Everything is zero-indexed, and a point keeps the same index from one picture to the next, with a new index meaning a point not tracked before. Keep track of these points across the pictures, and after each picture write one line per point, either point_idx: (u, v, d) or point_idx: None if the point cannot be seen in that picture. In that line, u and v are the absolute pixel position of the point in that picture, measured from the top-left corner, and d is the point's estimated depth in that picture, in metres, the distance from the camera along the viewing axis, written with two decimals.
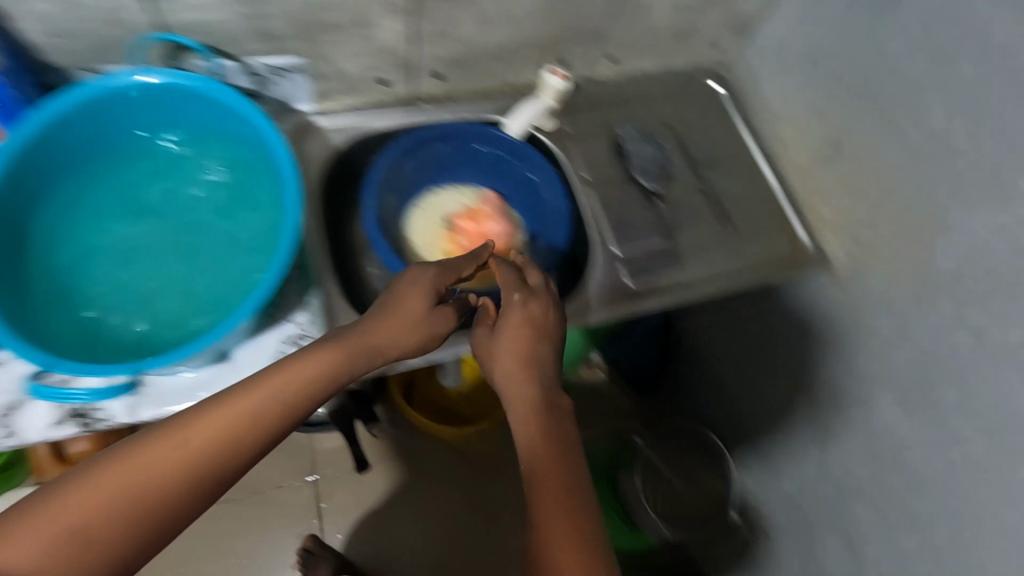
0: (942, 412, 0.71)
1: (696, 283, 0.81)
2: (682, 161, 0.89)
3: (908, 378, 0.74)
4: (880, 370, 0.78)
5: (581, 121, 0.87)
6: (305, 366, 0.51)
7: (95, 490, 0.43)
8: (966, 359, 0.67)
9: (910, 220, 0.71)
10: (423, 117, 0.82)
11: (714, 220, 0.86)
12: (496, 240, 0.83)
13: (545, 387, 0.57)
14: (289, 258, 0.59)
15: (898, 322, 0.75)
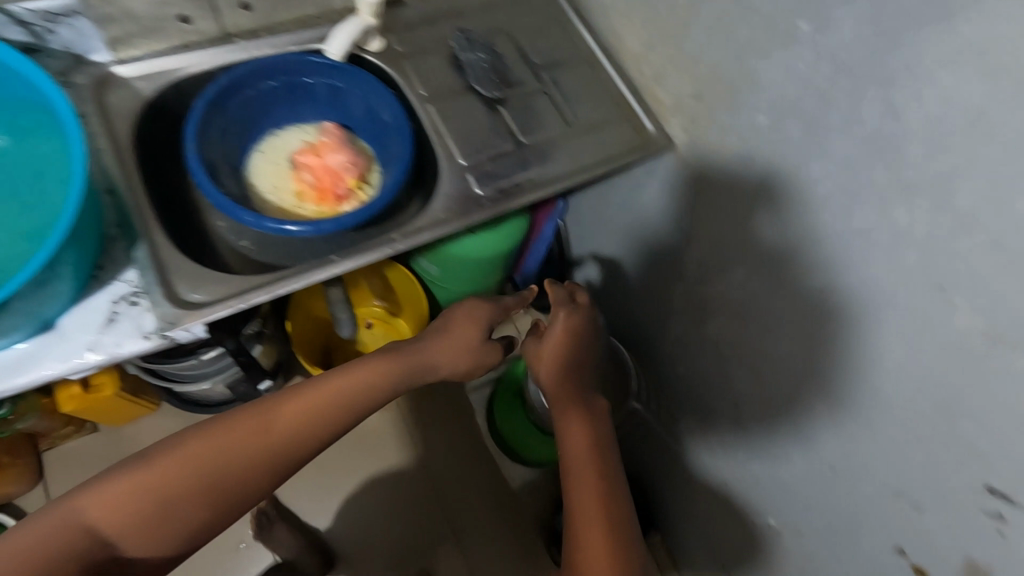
0: (784, 262, 0.75)
1: (552, 181, 0.83)
2: (523, 67, 0.88)
3: (755, 239, 0.79)
4: (728, 233, 0.83)
5: (413, 38, 0.86)
6: (360, 374, 0.74)
7: (192, 456, 0.65)
8: (794, 205, 0.71)
9: (727, 84, 0.74)
10: (239, 54, 0.78)
11: (561, 120, 0.87)
12: (342, 171, 0.82)
13: (578, 385, 0.83)
14: (75, 205, 0.56)
15: (733, 186, 0.79)
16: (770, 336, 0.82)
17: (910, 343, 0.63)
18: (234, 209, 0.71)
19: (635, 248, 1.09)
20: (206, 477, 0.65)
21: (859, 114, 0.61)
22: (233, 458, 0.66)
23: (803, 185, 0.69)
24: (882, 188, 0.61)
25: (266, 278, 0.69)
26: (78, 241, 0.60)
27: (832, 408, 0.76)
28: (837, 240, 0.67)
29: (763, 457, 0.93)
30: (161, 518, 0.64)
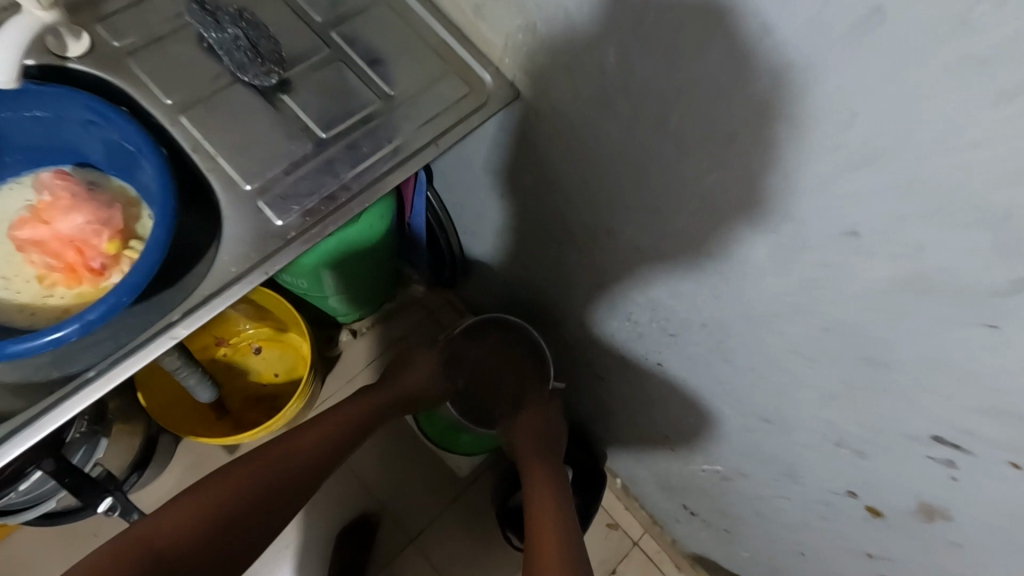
0: (672, 217, 0.63)
1: (381, 176, 0.63)
2: (303, 33, 0.67)
3: (636, 197, 0.66)
4: (609, 191, 0.69)
5: (138, 27, 0.62)
6: (366, 403, 1.04)
7: (246, 471, 0.84)
8: (673, 148, 0.56)
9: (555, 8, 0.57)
10: None
11: (369, 93, 0.66)
12: (92, 232, 0.60)
13: (550, 444, 1.03)
14: None
15: (597, 137, 0.64)
16: (673, 294, 0.72)
17: (828, 295, 0.53)
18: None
19: (516, 212, 0.92)
20: (308, 460, 0.91)
21: (711, 33, 0.46)
22: (323, 442, 0.94)
23: (674, 130, 0.55)
24: (759, 127, 0.48)
25: (6, 432, 0.53)
26: None
27: (759, 363, 0.67)
28: (727, 182, 0.54)
29: (701, 411, 0.85)
30: (270, 495, 0.85)
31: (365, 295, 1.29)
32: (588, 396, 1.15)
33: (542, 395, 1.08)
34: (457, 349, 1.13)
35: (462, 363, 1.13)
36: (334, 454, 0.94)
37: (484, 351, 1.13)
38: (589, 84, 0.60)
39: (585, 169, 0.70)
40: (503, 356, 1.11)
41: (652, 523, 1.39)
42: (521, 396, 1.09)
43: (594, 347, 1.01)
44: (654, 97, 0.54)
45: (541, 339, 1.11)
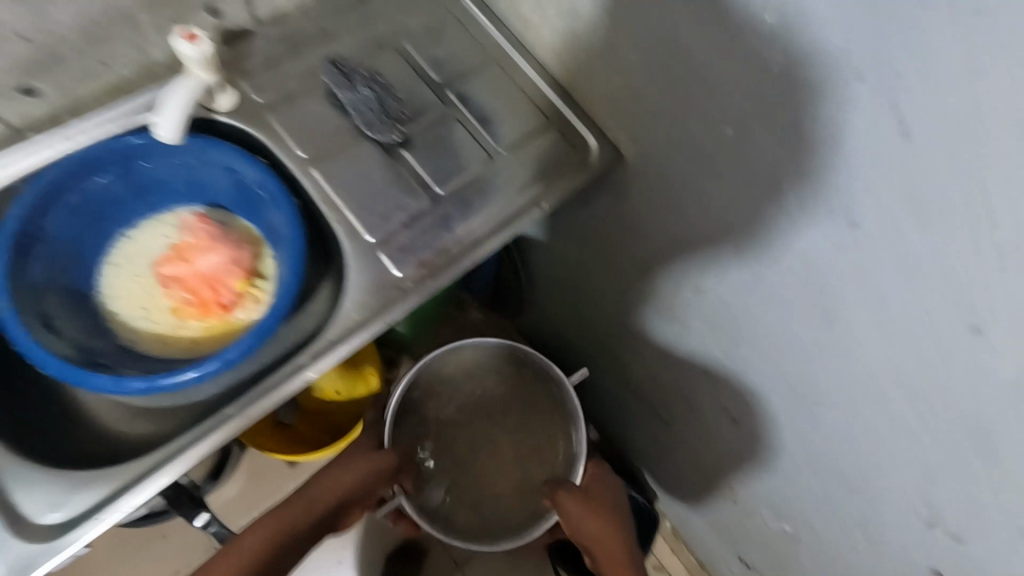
0: (760, 281, 0.64)
1: (489, 232, 0.67)
2: (422, 89, 0.71)
3: (726, 256, 0.66)
4: (693, 241, 0.69)
5: (273, 82, 0.67)
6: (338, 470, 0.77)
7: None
8: (775, 204, 0.55)
9: (665, 76, 0.58)
10: (47, 154, 0.59)
11: (479, 149, 0.70)
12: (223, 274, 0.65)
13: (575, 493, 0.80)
14: None
15: (690, 193, 0.65)
16: (757, 357, 0.72)
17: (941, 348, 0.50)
18: (85, 376, 0.54)
19: (587, 265, 0.93)
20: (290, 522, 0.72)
21: (831, 112, 0.45)
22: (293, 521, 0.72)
23: (781, 210, 0.55)
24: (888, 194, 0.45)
25: (130, 475, 0.52)
26: None
27: (846, 435, 0.67)
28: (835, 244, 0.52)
29: (776, 470, 0.84)
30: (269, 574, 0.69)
31: (422, 325, 1.32)
32: (646, 439, 1.16)
33: (551, 423, 0.93)
34: (430, 401, 0.95)
35: (440, 410, 0.96)
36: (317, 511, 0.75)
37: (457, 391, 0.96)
38: (691, 156, 0.61)
39: (670, 219, 0.70)
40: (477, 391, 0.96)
41: (699, 569, 1.34)
42: (525, 434, 0.95)
43: (659, 397, 1.01)
44: (766, 160, 0.53)
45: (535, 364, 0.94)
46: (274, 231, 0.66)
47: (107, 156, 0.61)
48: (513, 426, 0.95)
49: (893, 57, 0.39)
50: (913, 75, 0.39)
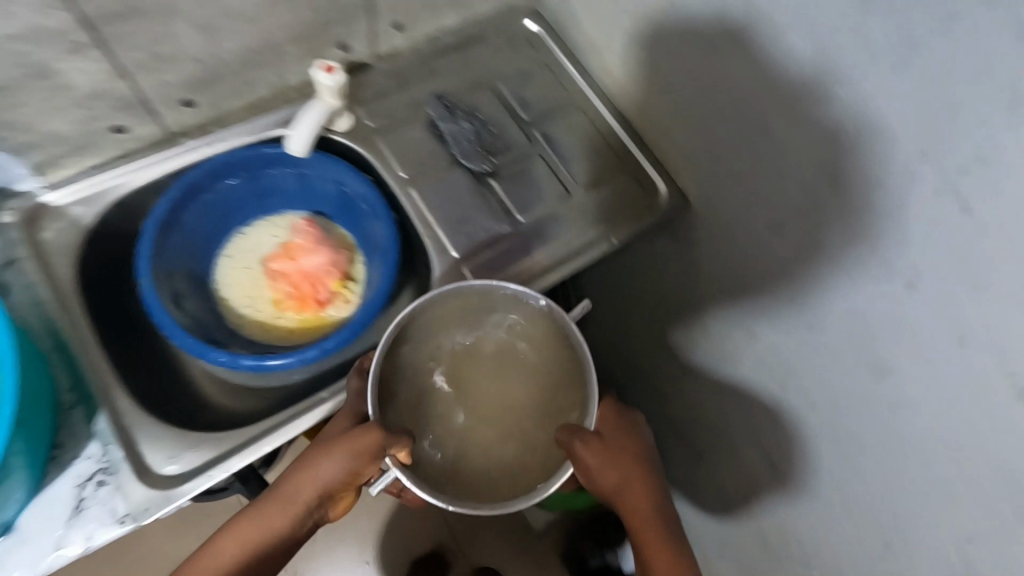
0: (809, 331, 0.68)
1: (560, 260, 0.73)
2: (511, 126, 0.79)
3: (779, 305, 0.71)
4: (749, 286, 0.74)
5: (384, 110, 0.76)
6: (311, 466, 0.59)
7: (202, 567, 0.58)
8: (832, 264, 0.61)
9: (741, 136, 0.64)
10: (193, 156, 0.68)
11: (558, 184, 0.77)
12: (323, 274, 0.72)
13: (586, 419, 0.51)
14: (14, 378, 0.49)
15: (751, 243, 0.70)
16: (800, 404, 0.75)
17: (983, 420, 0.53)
18: (205, 349, 0.61)
19: (638, 301, 0.99)
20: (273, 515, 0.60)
21: (895, 192, 0.50)
22: (275, 512, 0.60)
23: (837, 269, 0.60)
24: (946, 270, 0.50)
25: (235, 443, 0.58)
26: (31, 414, 0.53)
27: (881, 489, 0.69)
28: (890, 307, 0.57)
29: (809, 519, 0.86)
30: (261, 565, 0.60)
31: None
32: (676, 477, 1.18)
33: (545, 342, 0.54)
34: (417, 388, 0.51)
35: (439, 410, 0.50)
36: (297, 506, 0.60)
37: (445, 340, 0.53)
38: (756, 210, 0.67)
39: (728, 265, 0.75)
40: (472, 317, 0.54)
41: None
42: (519, 385, 0.52)
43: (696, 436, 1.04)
44: (827, 225, 0.59)
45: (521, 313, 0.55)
46: (372, 240, 0.73)
47: (243, 162, 0.70)
48: (508, 338, 0.53)
49: (960, 155, 0.44)
50: (976, 171, 0.44)
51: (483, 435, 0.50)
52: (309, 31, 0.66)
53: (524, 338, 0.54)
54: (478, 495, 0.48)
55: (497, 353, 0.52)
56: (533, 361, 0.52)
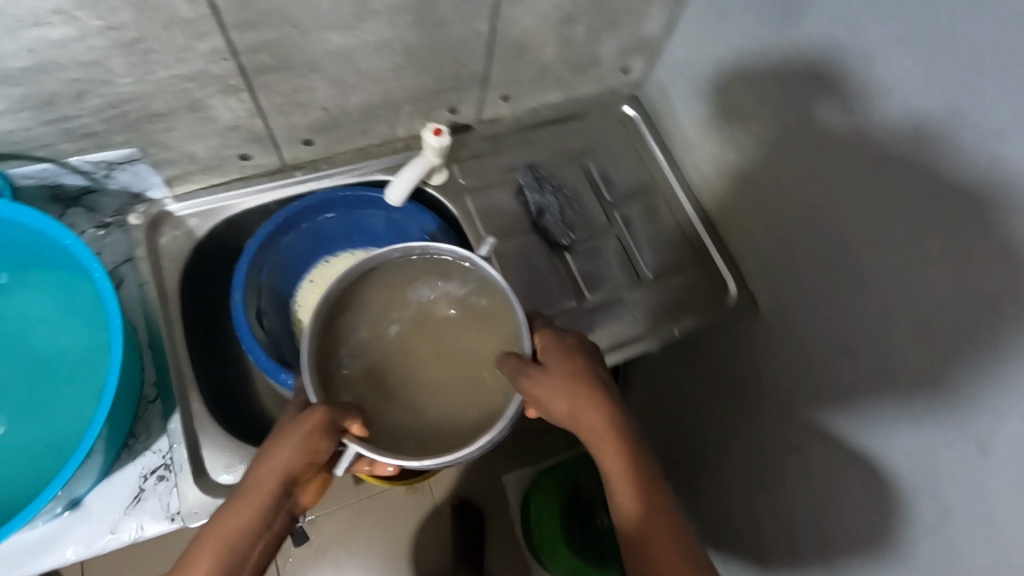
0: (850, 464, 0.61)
1: (618, 344, 0.75)
2: (593, 203, 0.82)
3: (824, 426, 0.64)
4: (797, 399, 0.68)
5: (478, 170, 0.80)
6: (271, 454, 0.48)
7: None
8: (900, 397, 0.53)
9: None
10: (298, 188, 0.75)
11: (630, 268, 0.79)
12: None
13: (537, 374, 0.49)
14: (118, 354, 0.54)
15: (811, 359, 0.65)
16: None
17: None
18: (277, 370, 0.66)
19: None
20: (233, 534, 0.45)
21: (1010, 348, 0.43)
22: (231, 523, 0.46)
23: (875, 419, 0.57)
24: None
25: None
26: (123, 390, 0.57)
27: None
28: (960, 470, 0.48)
29: None
30: None
31: None
32: None
33: (482, 302, 0.55)
34: (361, 365, 0.52)
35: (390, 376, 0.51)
36: (260, 495, 0.47)
37: (393, 308, 0.54)
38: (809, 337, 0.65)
39: (779, 374, 0.70)
40: (403, 286, 0.55)
41: None
42: (474, 337, 0.53)
43: None
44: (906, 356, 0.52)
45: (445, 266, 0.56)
46: None
47: (341, 201, 0.75)
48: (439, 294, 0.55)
49: None
50: None
51: (434, 385, 0.51)
52: (426, 94, 0.72)
53: (459, 290, 0.55)
54: (439, 443, 0.49)
55: (444, 320, 0.54)
56: (468, 316, 0.54)
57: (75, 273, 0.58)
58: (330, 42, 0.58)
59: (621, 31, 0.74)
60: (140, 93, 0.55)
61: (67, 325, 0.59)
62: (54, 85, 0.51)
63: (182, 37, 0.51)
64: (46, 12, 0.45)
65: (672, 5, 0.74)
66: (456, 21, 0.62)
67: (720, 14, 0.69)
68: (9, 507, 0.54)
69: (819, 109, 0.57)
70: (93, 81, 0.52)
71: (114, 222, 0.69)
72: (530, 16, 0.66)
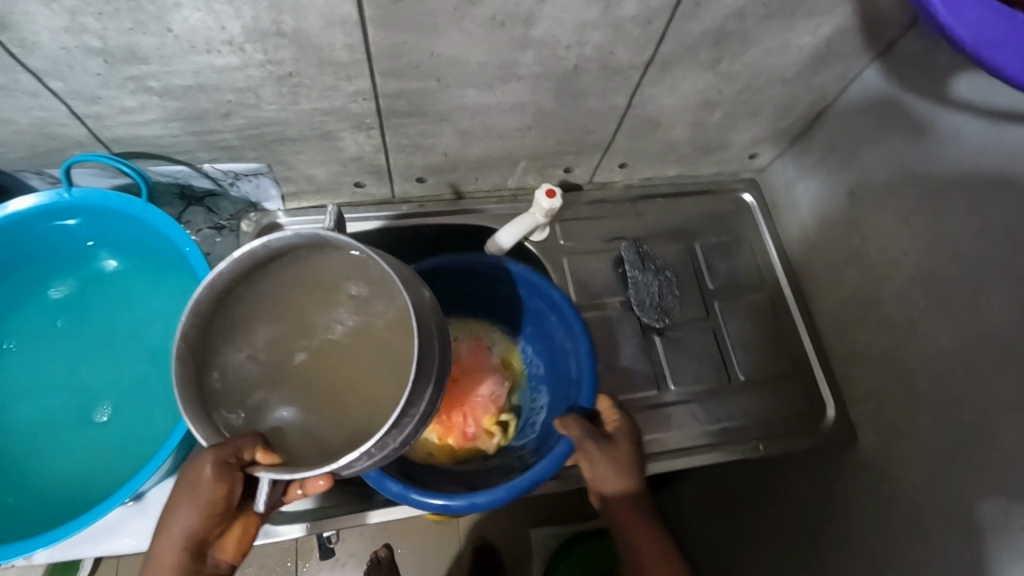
0: None
1: (695, 447, 0.70)
2: (693, 289, 0.78)
3: None
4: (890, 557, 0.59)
5: (579, 234, 0.78)
6: (179, 513, 0.45)
7: None
8: None
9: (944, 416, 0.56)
10: (402, 222, 0.75)
11: (722, 367, 0.74)
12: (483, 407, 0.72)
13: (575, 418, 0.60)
14: None
15: (916, 517, 0.57)
16: None
17: None
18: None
19: None
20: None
21: None
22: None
23: None
24: None
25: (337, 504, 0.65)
26: None
27: None
28: None
29: None
30: None
31: None
32: None
33: (348, 290, 0.46)
34: (255, 390, 0.45)
35: (290, 393, 0.45)
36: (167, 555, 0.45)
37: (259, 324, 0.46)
38: (919, 501, 0.57)
39: (875, 527, 0.61)
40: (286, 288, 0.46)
41: None
42: (357, 341, 0.45)
43: None
44: None
45: (308, 258, 0.47)
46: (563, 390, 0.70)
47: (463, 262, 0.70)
48: (320, 288, 0.46)
49: None
50: None
51: (353, 389, 0.45)
52: (545, 153, 0.71)
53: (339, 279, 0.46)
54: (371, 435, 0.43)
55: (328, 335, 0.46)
56: (356, 303, 0.46)
57: (190, 275, 0.59)
58: (467, 98, 0.57)
59: (758, 121, 0.70)
60: (283, 119, 0.57)
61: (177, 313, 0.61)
62: (209, 104, 0.53)
63: (332, 77, 0.52)
64: (218, 42, 0.46)
65: (820, 103, 0.69)
66: (595, 93, 0.60)
67: (876, 123, 0.63)
68: (97, 487, 0.55)
69: (995, 230, 0.51)
70: (243, 104, 0.54)
71: (228, 227, 0.71)
72: (670, 96, 0.64)
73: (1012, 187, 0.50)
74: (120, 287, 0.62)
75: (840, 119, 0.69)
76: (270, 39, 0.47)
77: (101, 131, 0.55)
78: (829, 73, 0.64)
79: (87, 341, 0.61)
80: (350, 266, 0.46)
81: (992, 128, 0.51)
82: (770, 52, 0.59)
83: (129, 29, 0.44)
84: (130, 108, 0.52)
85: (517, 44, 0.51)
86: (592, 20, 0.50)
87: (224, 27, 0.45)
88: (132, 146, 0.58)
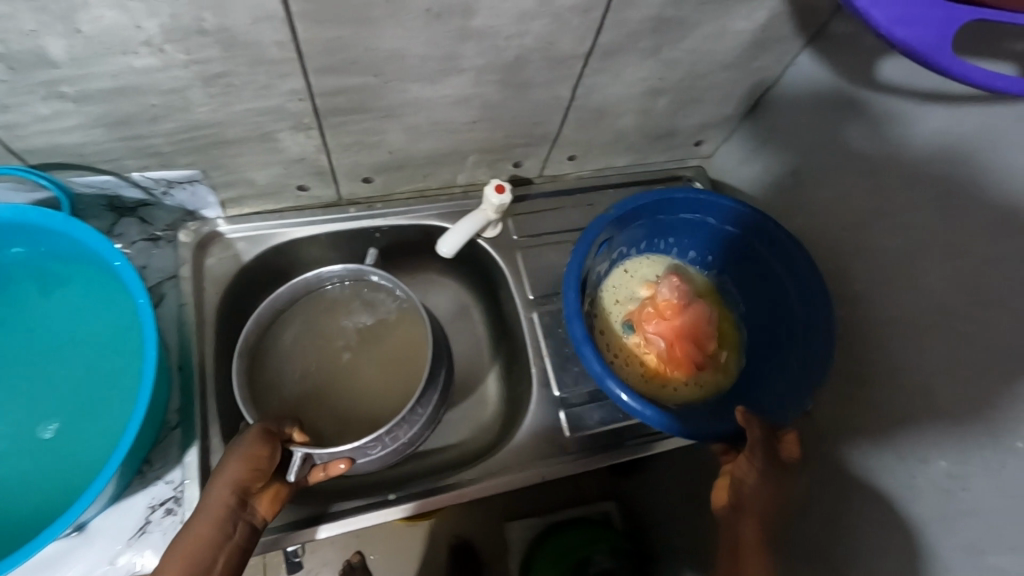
0: None
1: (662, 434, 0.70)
2: None
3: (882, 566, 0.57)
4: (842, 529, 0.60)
5: (533, 227, 0.78)
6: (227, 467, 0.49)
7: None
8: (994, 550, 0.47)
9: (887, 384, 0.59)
10: (350, 225, 0.73)
11: None
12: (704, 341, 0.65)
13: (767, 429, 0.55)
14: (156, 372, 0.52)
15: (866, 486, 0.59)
16: None
17: None
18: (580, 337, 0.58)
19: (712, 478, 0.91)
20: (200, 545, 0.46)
21: None
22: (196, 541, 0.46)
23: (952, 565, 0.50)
24: None
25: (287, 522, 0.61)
26: (157, 406, 0.55)
27: None
28: None
29: None
30: None
31: None
32: None
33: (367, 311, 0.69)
34: (304, 382, 0.66)
35: (335, 383, 0.66)
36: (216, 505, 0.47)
37: (305, 334, 0.68)
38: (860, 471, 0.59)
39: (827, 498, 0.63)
40: (322, 310, 0.68)
41: None
42: (385, 348, 0.68)
43: None
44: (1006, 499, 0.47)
45: (335, 288, 0.68)
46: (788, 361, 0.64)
47: (717, 211, 0.68)
48: (347, 311, 0.69)
49: None
50: None
51: (379, 376, 0.67)
52: (494, 147, 0.70)
53: (362, 303, 0.69)
54: (387, 407, 0.65)
55: (359, 342, 0.68)
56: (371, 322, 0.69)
57: (124, 290, 0.56)
58: (410, 93, 0.56)
59: (702, 107, 0.72)
60: (216, 122, 0.54)
61: (113, 332, 0.58)
62: (132, 108, 0.50)
63: (265, 76, 0.50)
64: (136, 42, 0.44)
65: (760, 88, 0.71)
66: (540, 84, 0.60)
67: (813, 105, 0.65)
68: (29, 520, 0.52)
69: (926, 201, 0.54)
70: (170, 107, 0.51)
71: (165, 237, 0.68)
72: (616, 86, 0.64)
73: (937, 160, 0.53)
74: (47, 306, 0.58)
75: (779, 101, 0.70)
76: (193, 38, 0.44)
77: (12, 142, 0.51)
78: (767, 58, 0.65)
79: (12, 363, 0.57)
80: (364, 291, 0.69)
81: (917, 105, 0.54)
82: (708, 38, 0.60)
83: (34, 31, 0.41)
84: (45, 116, 0.49)
85: (457, 37, 0.51)
86: (531, 9, 0.49)
87: (141, 27, 0.42)
88: (51, 157, 0.54)
